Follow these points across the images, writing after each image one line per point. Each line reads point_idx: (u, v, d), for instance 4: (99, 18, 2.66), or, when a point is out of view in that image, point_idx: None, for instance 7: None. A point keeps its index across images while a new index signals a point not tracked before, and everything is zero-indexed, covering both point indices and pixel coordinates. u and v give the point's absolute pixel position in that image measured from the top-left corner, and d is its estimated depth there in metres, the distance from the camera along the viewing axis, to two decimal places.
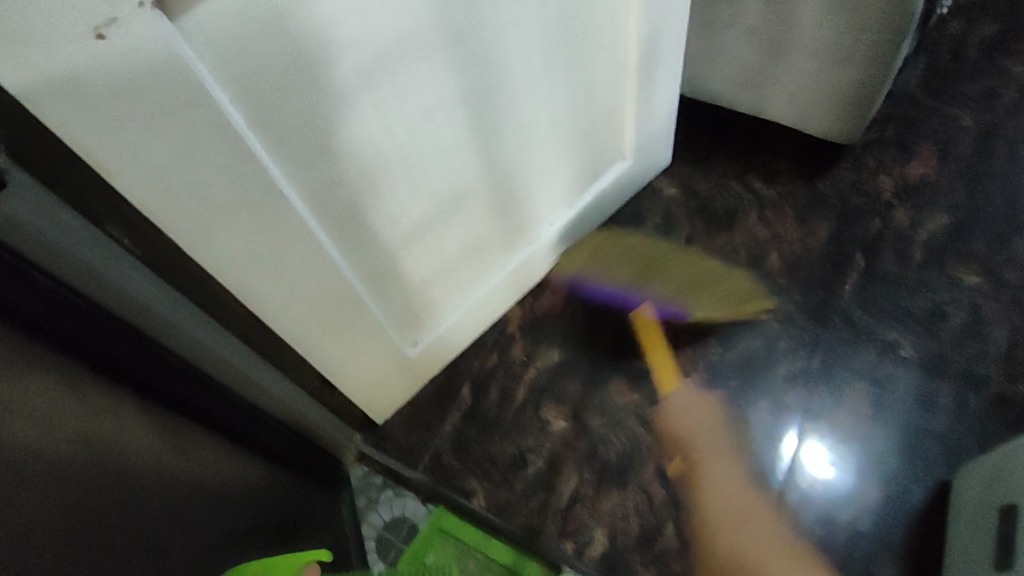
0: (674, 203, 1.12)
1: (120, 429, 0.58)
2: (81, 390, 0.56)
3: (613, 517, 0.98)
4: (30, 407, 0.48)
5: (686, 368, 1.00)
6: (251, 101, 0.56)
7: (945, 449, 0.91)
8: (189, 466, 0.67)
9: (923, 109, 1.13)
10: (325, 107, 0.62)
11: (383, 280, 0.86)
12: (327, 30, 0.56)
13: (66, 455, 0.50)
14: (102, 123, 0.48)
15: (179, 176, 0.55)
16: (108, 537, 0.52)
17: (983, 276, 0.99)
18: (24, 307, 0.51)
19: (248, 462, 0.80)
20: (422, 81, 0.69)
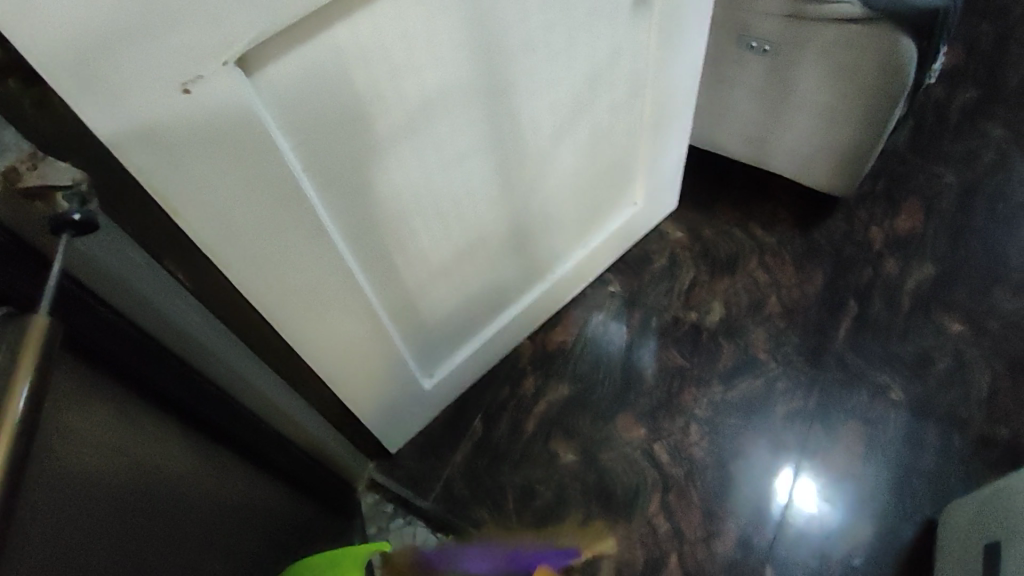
0: (680, 246, 1.19)
1: (164, 458, 0.60)
2: (130, 418, 0.57)
3: (620, 550, 0.98)
4: (89, 436, 0.50)
5: (690, 404, 1.06)
6: (306, 148, 0.59)
7: (932, 487, 0.97)
8: (220, 493, 0.68)
9: (911, 166, 1.21)
10: (372, 155, 0.65)
11: (410, 316, 0.90)
12: (382, 84, 0.59)
13: (117, 484, 0.52)
14: (180, 171, 0.50)
15: (240, 216, 0.57)
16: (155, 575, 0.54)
17: (966, 324, 1.07)
18: (85, 336, 0.51)
19: (270, 487, 0.81)
20: (460, 131, 0.72)
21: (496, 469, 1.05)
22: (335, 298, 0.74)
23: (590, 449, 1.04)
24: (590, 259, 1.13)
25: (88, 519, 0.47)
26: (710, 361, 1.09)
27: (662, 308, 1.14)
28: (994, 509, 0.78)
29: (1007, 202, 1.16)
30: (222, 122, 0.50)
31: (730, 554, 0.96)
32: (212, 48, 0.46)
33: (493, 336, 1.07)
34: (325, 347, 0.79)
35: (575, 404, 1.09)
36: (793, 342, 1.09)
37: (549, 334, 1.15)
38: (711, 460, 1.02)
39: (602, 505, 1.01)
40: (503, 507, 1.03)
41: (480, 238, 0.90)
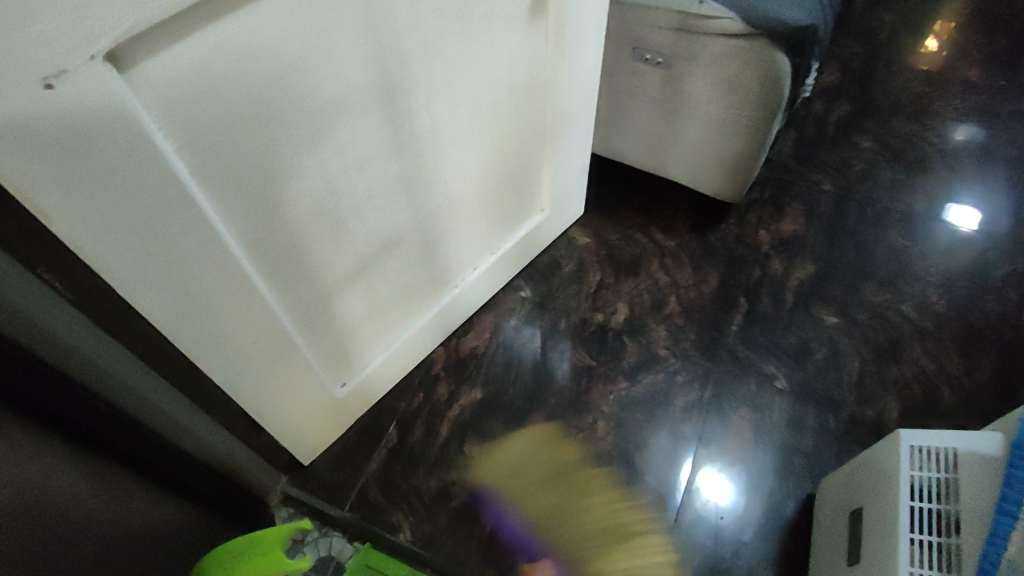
0: (586, 252, 1.25)
1: (43, 476, 0.60)
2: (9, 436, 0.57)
3: (531, 543, 1.01)
4: None
5: (597, 400, 1.11)
6: (192, 151, 0.60)
7: (813, 465, 1.05)
8: (98, 505, 0.68)
9: (793, 174, 1.32)
10: (266, 159, 0.66)
11: (317, 323, 0.91)
12: (271, 86, 0.61)
13: None
14: (49, 172, 0.50)
15: (125, 221, 0.57)
16: None
17: (840, 316, 1.17)
18: None
19: (160, 503, 0.80)
20: (357, 136, 0.74)
21: (410, 473, 1.07)
22: (235, 305, 0.75)
23: (503, 449, 1.08)
24: (500, 266, 1.17)
25: None
26: (615, 359, 1.15)
27: (570, 310, 1.19)
28: (858, 477, 0.86)
29: (875, 205, 1.28)
30: (92, 120, 0.50)
31: (634, 541, 1.01)
32: (75, 43, 0.47)
33: (405, 342, 1.09)
34: (230, 358, 0.79)
35: (488, 406, 1.12)
36: (691, 338, 1.16)
37: (462, 339, 1.18)
38: (617, 454, 1.07)
39: (514, 502, 1.04)
40: (420, 511, 1.04)
41: (386, 243, 0.92)
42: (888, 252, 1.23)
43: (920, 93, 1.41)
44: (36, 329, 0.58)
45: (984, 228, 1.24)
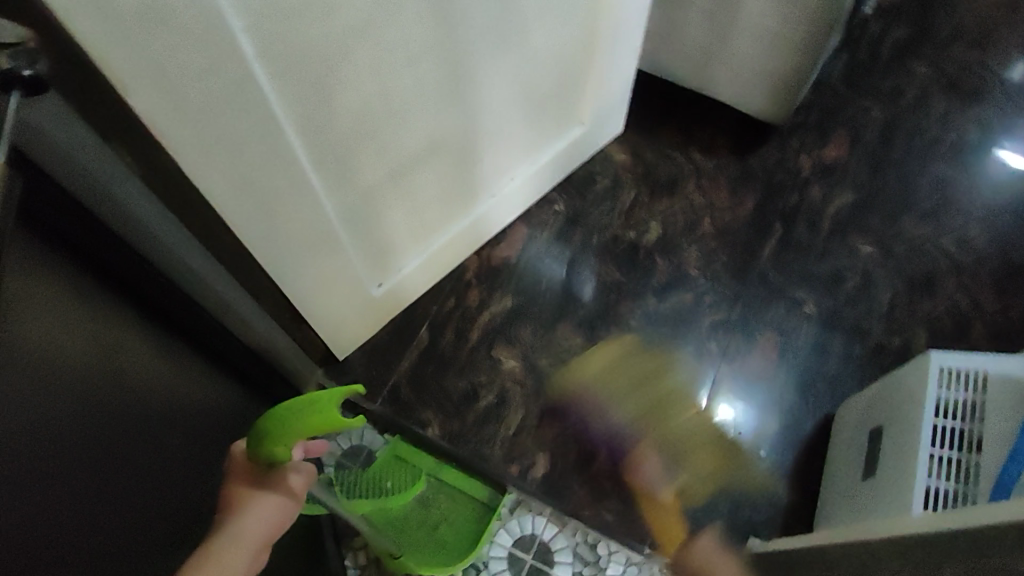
0: (623, 167, 1.24)
1: (123, 345, 0.63)
2: (89, 297, 0.59)
3: (556, 443, 1.05)
4: (44, 313, 0.52)
5: (626, 314, 1.13)
6: (256, 32, 0.59)
7: (834, 387, 1.08)
8: (173, 377, 0.71)
9: (842, 99, 1.28)
10: (323, 49, 0.66)
11: (359, 223, 0.92)
12: None
13: (75, 365, 0.54)
14: (125, 43, 0.50)
15: (191, 96, 0.58)
16: (113, 444, 0.57)
17: (876, 246, 1.16)
18: (41, 211, 0.53)
19: (223, 382, 0.84)
20: (410, 33, 0.73)
21: (441, 373, 1.10)
22: (282, 189, 0.76)
23: (531, 355, 1.11)
24: (538, 178, 1.16)
25: (44, 392, 0.49)
26: (646, 276, 1.16)
27: (604, 225, 1.20)
28: (882, 397, 0.89)
29: (923, 136, 1.25)
30: None
31: (654, 446, 1.05)
32: None
33: (441, 248, 1.10)
34: (277, 244, 0.81)
35: (518, 314, 1.14)
36: (723, 260, 1.16)
37: (495, 249, 1.19)
38: (644, 366, 1.10)
39: (539, 404, 1.08)
40: (450, 407, 1.08)
41: (432, 147, 0.91)
42: (932, 185, 1.21)
43: (984, 19, 1.34)
44: (102, 194, 0.58)
45: None
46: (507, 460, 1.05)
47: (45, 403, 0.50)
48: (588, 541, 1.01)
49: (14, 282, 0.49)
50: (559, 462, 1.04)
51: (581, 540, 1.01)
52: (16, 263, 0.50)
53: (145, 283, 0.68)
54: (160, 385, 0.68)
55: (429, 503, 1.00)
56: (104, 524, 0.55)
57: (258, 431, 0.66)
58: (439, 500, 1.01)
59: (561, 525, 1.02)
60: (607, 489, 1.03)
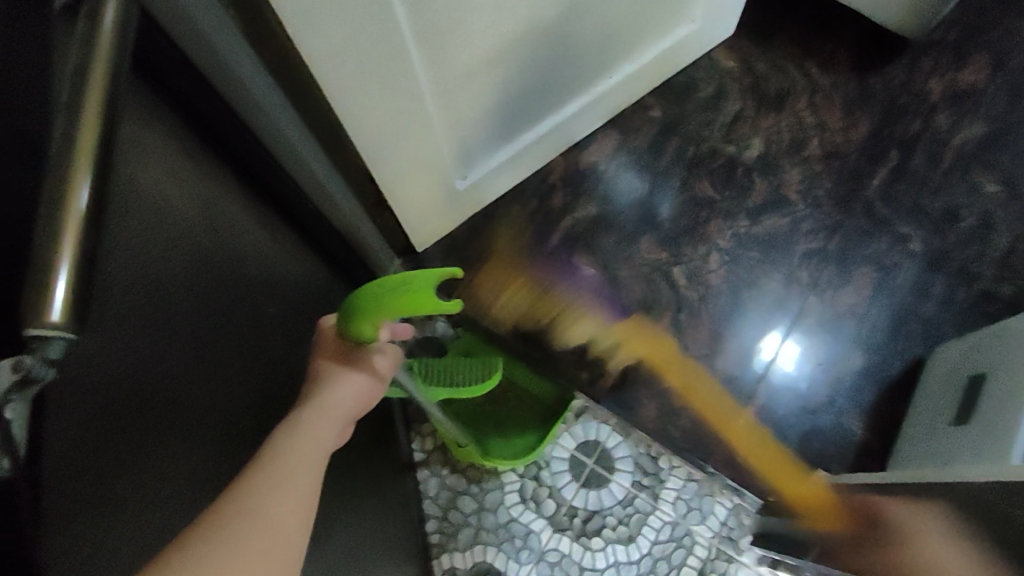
0: (729, 76, 1.15)
1: (229, 213, 0.63)
2: (196, 155, 0.59)
3: (627, 356, 1.04)
4: (162, 165, 0.51)
5: (715, 235, 1.08)
6: None
7: (928, 330, 1.02)
8: (270, 249, 0.72)
9: (989, 16, 1.14)
10: None
11: (447, 106, 0.87)
12: None
13: (193, 224, 0.54)
14: None
15: None
16: (226, 307, 0.58)
17: (1002, 186, 1.06)
18: (152, 59, 0.52)
19: (311, 261, 0.85)
20: None
21: (517, 274, 1.09)
22: (379, 61, 0.72)
23: (611, 265, 1.08)
24: (636, 80, 1.09)
25: (171, 246, 0.49)
26: (740, 195, 1.09)
27: (701, 138, 1.13)
28: (988, 346, 0.84)
29: None
30: None
31: (728, 369, 1.03)
32: None
33: (526, 145, 1.05)
34: (366, 118, 0.79)
35: (600, 222, 1.10)
36: (827, 185, 1.09)
37: (582, 153, 1.14)
38: (727, 287, 1.06)
39: (614, 315, 1.06)
40: (524, 310, 1.07)
41: (531, 28, 0.85)
42: None
43: None
44: (201, 41, 0.56)
45: None
46: (577, 368, 1.05)
47: (164, 254, 0.48)
48: (650, 453, 1.01)
49: (131, 124, 0.47)
50: (628, 375, 1.04)
51: (642, 452, 1.02)
52: (132, 108, 0.48)
53: (241, 142, 0.66)
54: (261, 254, 0.69)
55: (500, 401, 1.00)
56: (229, 384, 0.56)
57: (347, 311, 0.57)
58: (507, 399, 1.01)
59: (624, 435, 1.02)
60: (675, 405, 1.02)
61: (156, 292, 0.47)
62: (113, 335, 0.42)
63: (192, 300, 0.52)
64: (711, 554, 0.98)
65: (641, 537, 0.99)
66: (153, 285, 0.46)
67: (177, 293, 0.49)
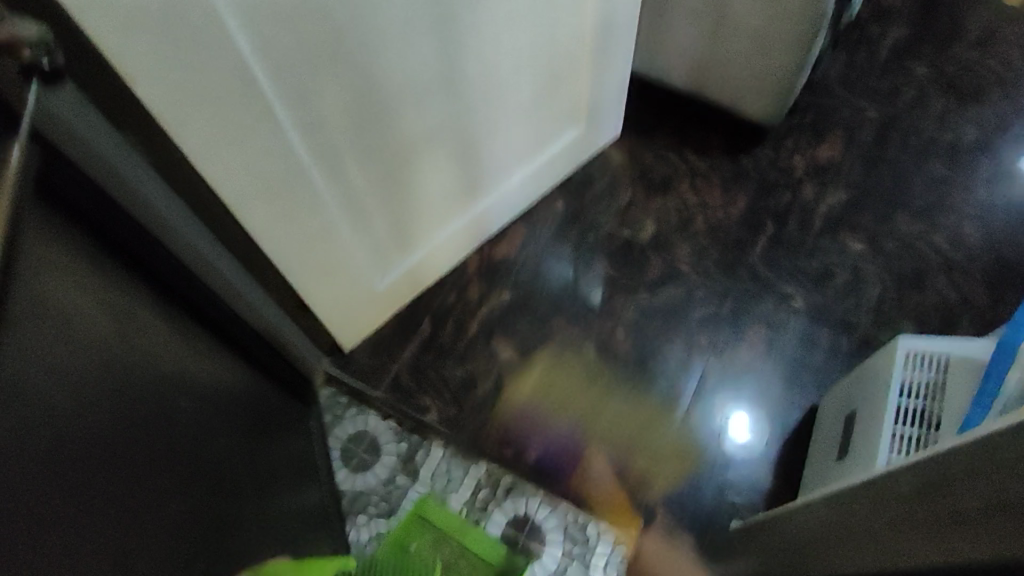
0: (619, 168, 1.28)
1: (147, 324, 0.68)
2: (106, 269, 0.63)
3: (547, 430, 1.10)
4: (75, 278, 0.56)
5: (620, 310, 1.17)
6: (252, 35, 0.66)
7: (819, 378, 1.10)
8: (194, 358, 0.76)
9: (837, 99, 1.31)
10: (317, 53, 0.73)
11: (355, 218, 0.97)
12: None
13: (109, 333, 0.58)
14: (132, 43, 0.57)
15: (194, 92, 0.65)
16: (157, 409, 0.61)
17: (866, 244, 1.18)
18: (63, 189, 0.58)
19: (239, 369, 0.89)
20: (402, 37, 0.80)
21: (441, 362, 1.16)
22: (283, 179, 0.82)
23: (526, 346, 1.16)
24: (535, 177, 1.22)
25: (89, 349, 0.53)
26: (638, 271, 1.20)
27: (599, 223, 1.24)
28: (857, 386, 0.92)
29: (918, 135, 1.27)
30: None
31: (643, 433, 1.09)
32: None
33: (437, 246, 1.15)
34: (281, 237, 0.88)
35: (513, 309, 1.19)
36: (714, 255, 1.20)
37: (494, 247, 1.24)
38: (633, 356, 1.14)
39: (532, 393, 1.12)
40: (448, 397, 1.14)
41: (422, 145, 0.96)
42: (926, 183, 1.22)
43: (987, 23, 1.37)
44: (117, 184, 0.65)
45: None
46: (500, 446, 1.10)
47: (93, 366, 0.53)
48: (577, 524, 1.05)
49: (43, 244, 0.52)
50: (550, 448, 1.09)
51: (569, 523, 1.05)
52: (47, 228, 0.54)
53: (152, 259, 0.72)
54: (184, 360, 0.72)
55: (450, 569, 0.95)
56: (171, 494, 0.58)
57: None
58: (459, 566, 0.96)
59: (551, 509, 1.06)
60: (594, 474, 1.07)
61: (75, 397, 0.49)
62: (35, 425, 0.43)
63: (118, 403, 0.54)
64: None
65: None
66: (76, 383, 0.49)
67: (99, 394, 0.52)
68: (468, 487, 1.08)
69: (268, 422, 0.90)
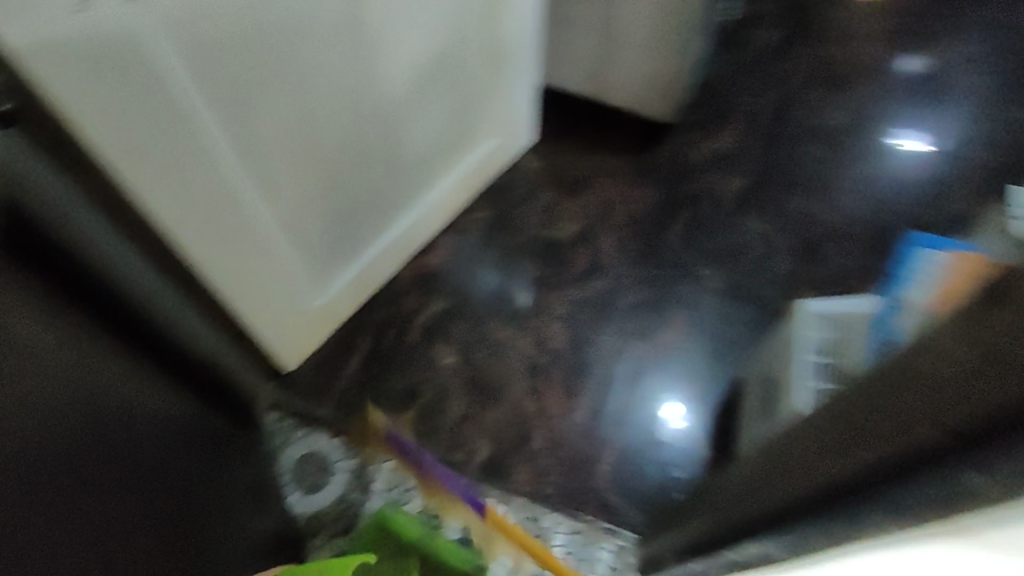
0: (539, 172, 1.35)
1: (126, 385, 0.60)
2: (89, 325, 0.56)
3: (495, 427, 1.14)
4: (57, 351, 0.49)
5: (553, 306, 1.23)
6: (181, 69, 0.68)
7: (741, 349, 1.19)
8: (173, 413, 0.70)
9: (729, 94, 1.42)
10: (245, 83, 0.74)
11: (286, 240, 0.98)
12: (248, 15, 0.70)
13: (89, 401, 0.52)
14: (65, 81, 0.58)
15: (126, 126, 0.66)
16: (129, 467, 0.58)
17: (768, 223, 1.29)
18: (41, 251, 0.50)
19: (213, 417, 0.84)
20: (326, 64, 0.82)
21: (385, 375, 1.18)
22: (218, 207, 0.83)
23: (466, 350, 1.19)
24: (457, 193, 1.26)
25: (68, 416, 0.49)
26: (566, 267, 1.26)
27: (525, 225, 1.30)
28: (772, 353, 1.01)
29: (803, 121, 1.40)
30: (101, 36, 0.59)
31: (585, 421, 1.14)
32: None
33: (365, 264, 1.17)
34: (215, 258, 0.88)
35: (451, 315, 1.23)
36: (635, 247, 1.28)
37: (426, 257, 1.27)
38: (570, 348, 1.19)
39: (477, 393, 1.16)
40: (394, 407, 1.16)
41: (349, 165, 0.99)
42: (814, 163, 1.35)
43: None
44: None
45: (914, 145, 1.35)
46: (451, 449, 1.13)
47: (65, 425, 0.49)
48: (532, 517, 1.09)
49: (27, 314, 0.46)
50: (499, 444, 1.13)
51: (524, 517, 1.09)
52: (30, 298, 0.47)
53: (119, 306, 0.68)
54: (165, 417, 0.68)
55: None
56: (119, 538, 0.57)
57: None
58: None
59: (506, 505, 1.09)
60: (544, 464, 1.12)
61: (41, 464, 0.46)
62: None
63: (91, 462, 0.52)
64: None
65: None
66: (48, 449, 0.47)
67: (72, 454, 0.49)
68: (423, 494, 1.10)
69: (234, 470, 0.87)
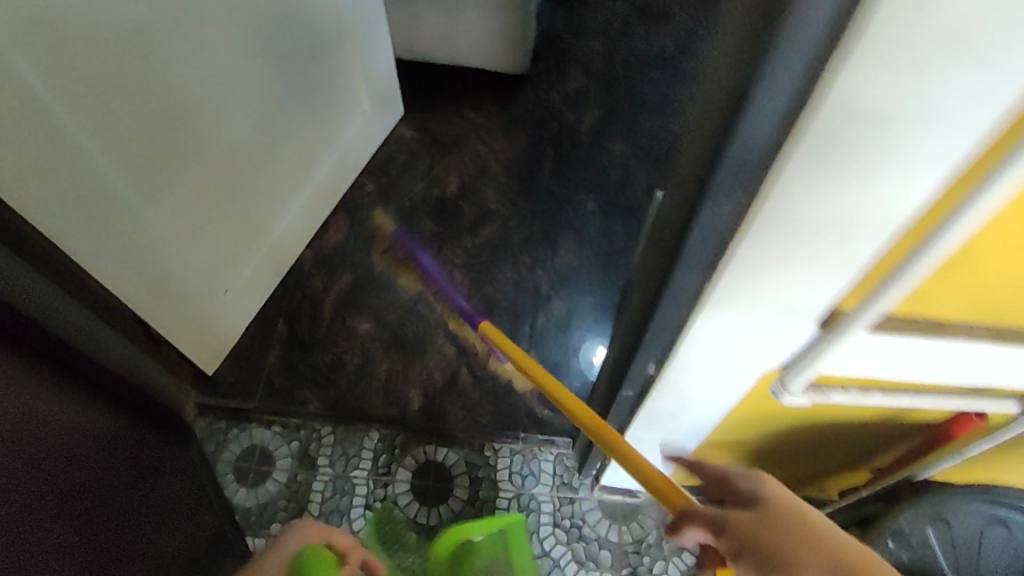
0: (412, 141, 1.42)
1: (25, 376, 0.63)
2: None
3: (422, 377, 1.18)
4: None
5: (453, 256, 1.30)
6: (42, 71, 0.67)
7: (626, 256, 1.32)
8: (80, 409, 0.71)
9: (568, 41, 1.56)
10: (113, 80, 0.74)
11: (178, 248, 0.97)
12: (105, 13, 0.70)
13: None
14: None
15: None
16: None
17: (625, 145, 1.43)
18: None
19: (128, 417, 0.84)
20: (193, 56, 0.83)
21: (306, 355, 1.20)
22: (106, 210, 0.82)
23: (380, 315, 1.24)
24: (328, 180, 1.28)
25: None
26: (457, 220, 1.34)
27: (410, 191, 1.37)
28: None
29: (636, 53, 1.55)
30: None
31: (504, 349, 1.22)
32: None
33: (259, 262, 1.17)
34: (105, 262, 0.86)
35: (359, 287, 1.27)
36: (515, 190, 1.38)
37: (323, 239, 1.31)
38: (476, 289, 1.27)
39: (399, 351, 1.20)
40: (323, 381, 1.18)
41: (230, 162, 1.00)
42: (653, 87, 1.51)
43: None
44: None
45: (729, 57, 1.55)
46: (385, 406, 1.16)
47: None
48: (476, 449, 1.12)
49: None
50: (430, 390, 1.17)
51: (467, 452, 1.12)
52: None
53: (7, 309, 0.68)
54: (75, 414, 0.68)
55: None
56: None
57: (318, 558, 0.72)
58: None
59: (448, 445, 1.12)
60: (475, 398, 1.17)
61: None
62: None
63: None
64: (557, 505, 1.09)
65: (496, 522, 1.08)
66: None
67: None
68: (367, 458, 1.12)
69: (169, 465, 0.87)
